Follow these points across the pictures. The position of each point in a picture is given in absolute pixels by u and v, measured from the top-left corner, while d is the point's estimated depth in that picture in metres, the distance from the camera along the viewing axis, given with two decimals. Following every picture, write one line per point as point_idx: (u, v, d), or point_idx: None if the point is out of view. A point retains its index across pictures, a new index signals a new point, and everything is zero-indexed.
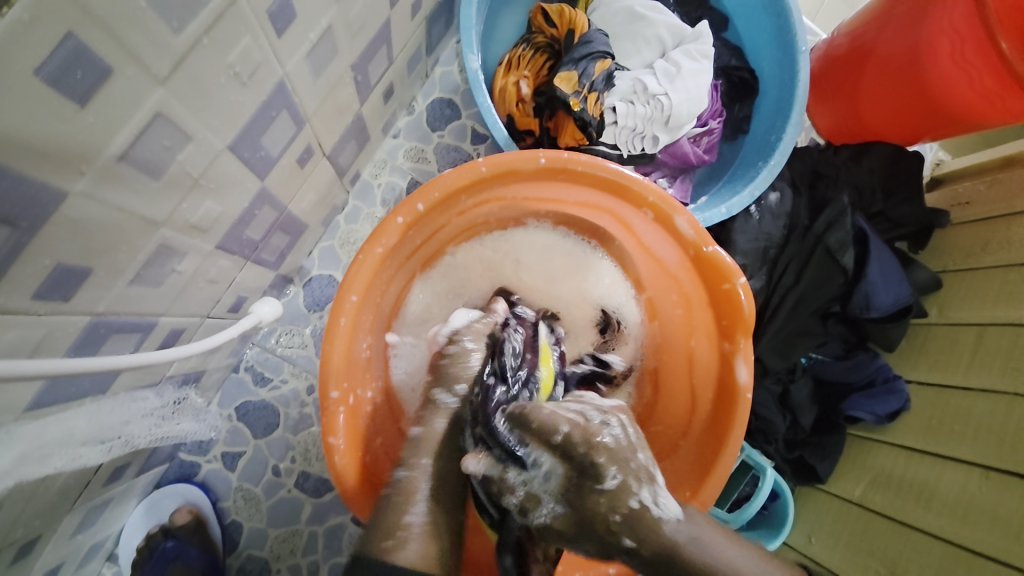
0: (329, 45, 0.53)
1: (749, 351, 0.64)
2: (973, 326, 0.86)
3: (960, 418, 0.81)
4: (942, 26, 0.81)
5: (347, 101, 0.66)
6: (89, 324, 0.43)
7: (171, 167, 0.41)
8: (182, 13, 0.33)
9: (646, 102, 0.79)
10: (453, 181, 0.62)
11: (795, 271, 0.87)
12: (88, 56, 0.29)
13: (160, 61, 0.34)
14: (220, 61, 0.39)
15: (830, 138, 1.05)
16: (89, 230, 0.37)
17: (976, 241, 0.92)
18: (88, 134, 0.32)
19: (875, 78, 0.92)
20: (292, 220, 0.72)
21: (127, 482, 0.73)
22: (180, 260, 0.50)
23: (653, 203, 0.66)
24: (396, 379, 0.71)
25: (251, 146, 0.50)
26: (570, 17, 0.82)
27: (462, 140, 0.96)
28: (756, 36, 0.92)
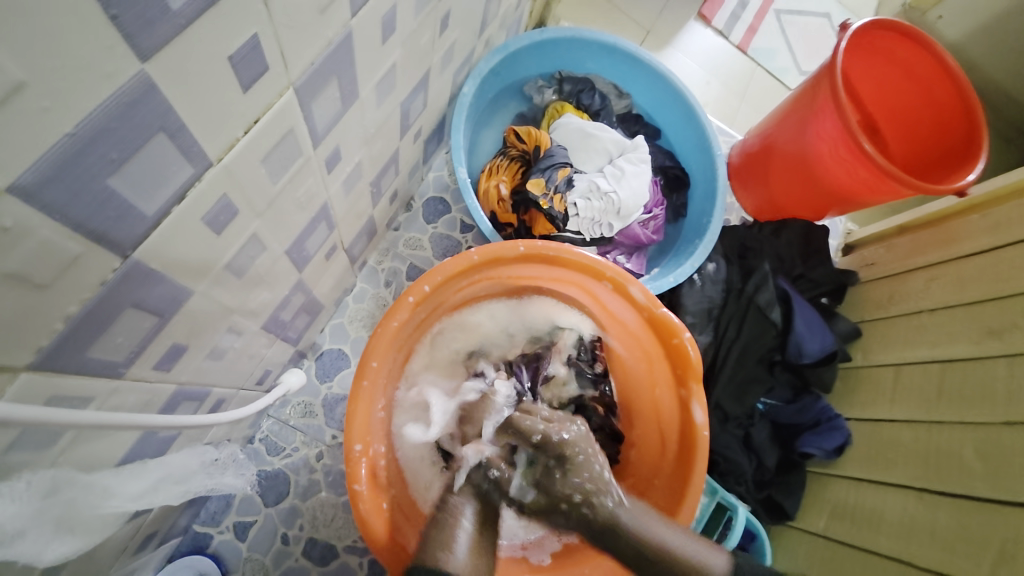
0: (358, 172, 0.70)
1: (700, 394, 0.78)
2: (890, 366, 1.03)
3: (891, 446, 0.95)
4: (822, 133, 1.06)
5: (363, 207, 0.83)
6: (174, 393, 0.54)
7: (250, 269, 0.55)
8: (279, 171, 0.49)
9: (600, 198, 0.99)
10: (452, 268, 0.78)
11: (736, 326, 1.04)
12: (229, 205, 0.44)
13: (260, 201, 0.49)
14: (293, 194, 0.55)
15: (755, 216, 1.27)
16: (196, 320, 0.50)
17: (883, 294, 1.12)
18: (215, 252, 0.46)
19: (783, 169, 1.16)
20: (314, 302, 0.86)
21: (149, 553, 0.78)
22: (237, 338, 0.63)
23: (612, 277, 0.82)
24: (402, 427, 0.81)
25: (298, 249, 0.65)
26: (536, 137, 1.04)
27: (453, 230, 1.14)
28: (684, 143, 1.17)
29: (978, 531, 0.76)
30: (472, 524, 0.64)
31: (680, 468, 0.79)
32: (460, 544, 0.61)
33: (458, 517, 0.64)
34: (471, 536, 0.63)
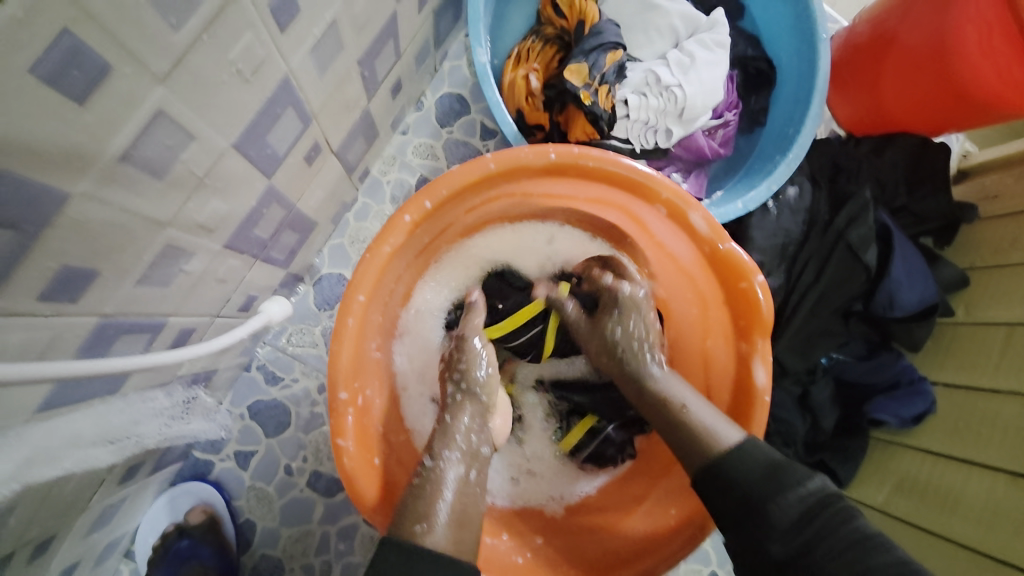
0: (334, 40, 0.52)
1: (767, 352, 0.62)
2: (1001, 326, 0.82)
3: (987, 421, 0.78)
4: (968, 13, 0.76)
5: (354, 97, 0.65)
6: (97, 326, 0.44)
7: (175, 167, 0.41)
8: (181, 10, 0.33)
9: (659, 94, 0.77)
10: (461, 178, 0.61)
11: (815, 268, 0.84)
12: (85, 55, 0.29)
13: (159, 60, 0.33)
14: (222, 57, 0.38)
15: (852, 129, 1.00)
16: (93, 233, 0.37)
17: (1004, 237, 0.88)
18: (85, 134, 0.32)
19: (899, 68, 0.87)
20: (301, 218, 0.72)
21: (142, 480, 0.74)
22: (188, 260, 0.50)
23: (667, 199, 0.64)
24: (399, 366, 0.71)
25: (256, 145, 0.50)
26: (580, 8, 0.80)
27: (472, 136, 0.94)
28: (773, 24, 0.89)
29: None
30: (457, 485, 0.56)
31: None
32: (441, 511, 0.52)
33: (443, 479, 0.56)
34: (454, 497, 0.55)
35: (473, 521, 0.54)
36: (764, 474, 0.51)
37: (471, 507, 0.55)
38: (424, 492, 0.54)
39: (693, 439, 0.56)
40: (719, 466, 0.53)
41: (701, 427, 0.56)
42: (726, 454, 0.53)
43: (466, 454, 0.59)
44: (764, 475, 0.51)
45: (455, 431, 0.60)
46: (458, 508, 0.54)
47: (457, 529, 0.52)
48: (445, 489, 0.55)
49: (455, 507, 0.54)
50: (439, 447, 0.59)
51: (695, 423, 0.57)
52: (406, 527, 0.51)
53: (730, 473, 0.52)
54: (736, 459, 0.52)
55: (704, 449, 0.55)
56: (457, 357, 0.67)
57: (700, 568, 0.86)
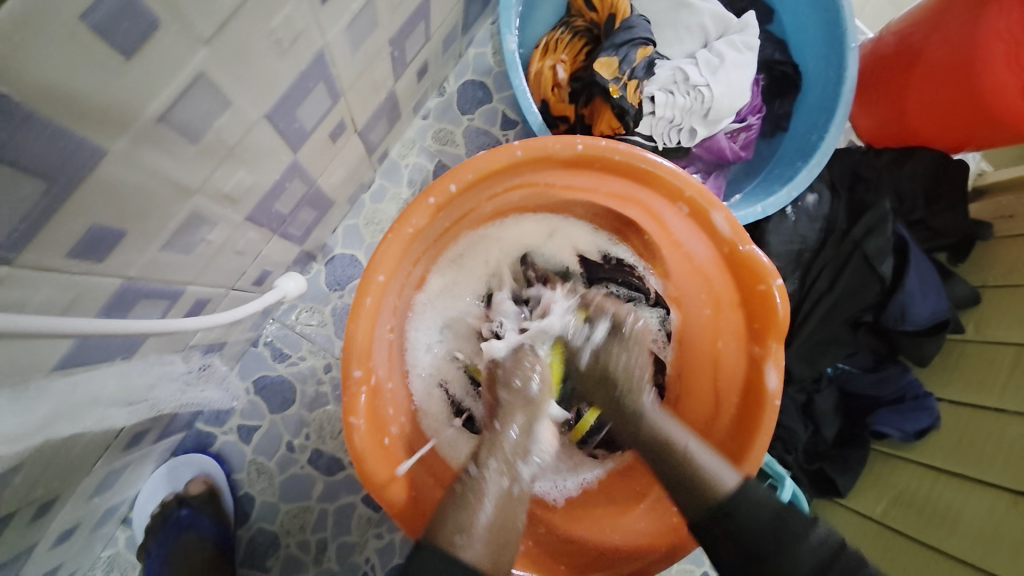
0: (370, 16, 0.51)
1: (780, 356, 0.62)
2: (1011, 346, 0.82)
3: (991, 439, 0.78)
4: (998, 28, 0.77)
5: (382, 77, 0.64)
6: (119, 289, 0.43)
7: (208, 133, 0.40)
8: None
9: (686, 92, 0.77)
10: (487, 164, 0.61)
11: (830, 276, 0.84)
12: (136, 10, 0.29)
13: (204, 21, 0.33)
14: (264, 25, 0.38)
15: (870, 141, 1.00)
16: (124, 193, 0.37)
17: (1020, 257, 0.88)
18: (127, 92, 0.32)
19: (924, 81, 0.87)
20: (320, 196, 0.71)
21: (145, 448, 0.74)
22: (210, 229, 0.50)
23: (690, 198, 0.63)
24: (412, 348, 0.70)
25: (286, 118, 0.49)
26: (612, 2, 0.79)
27: (493, 125, 0.94)
28: (802, 30, 0.88)
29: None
30: (497, 498, 0.58)
31: (735, 437, 0.65)
32: (481, 524, 0.55)
33: (482, 489, 0.58)
34: (493, 507, 0.57)
35: (510, 531, 0.58)
36: (774, 538, 0.53)
37: (510, 521, 0.58)
38: (466, 500, 0.57)
39: (699, 481, 0.57)
40: (732, 508, 0.55)
41: (707, 471, 0.57)
42: (731, 496, 0.56)
43: (511, 467, 0.61)
44: (773, 520, 0.54)
45: (505, 443, 0.62)
46: (496, 518, 0.57)
47: (493, 545, 0.55)
48: (489, 491, 0.58)
49: (493, 516, 0.57)
50: (483, 455, 0.61)
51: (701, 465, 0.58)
52: (445, 537, 0.54)
53: (740, 521, 0.55)
54: (744, 501, 0.55)
55: (705, 493, 0.56)
56: (512, 370, 0.68)
57: (693, 567, 0.87)
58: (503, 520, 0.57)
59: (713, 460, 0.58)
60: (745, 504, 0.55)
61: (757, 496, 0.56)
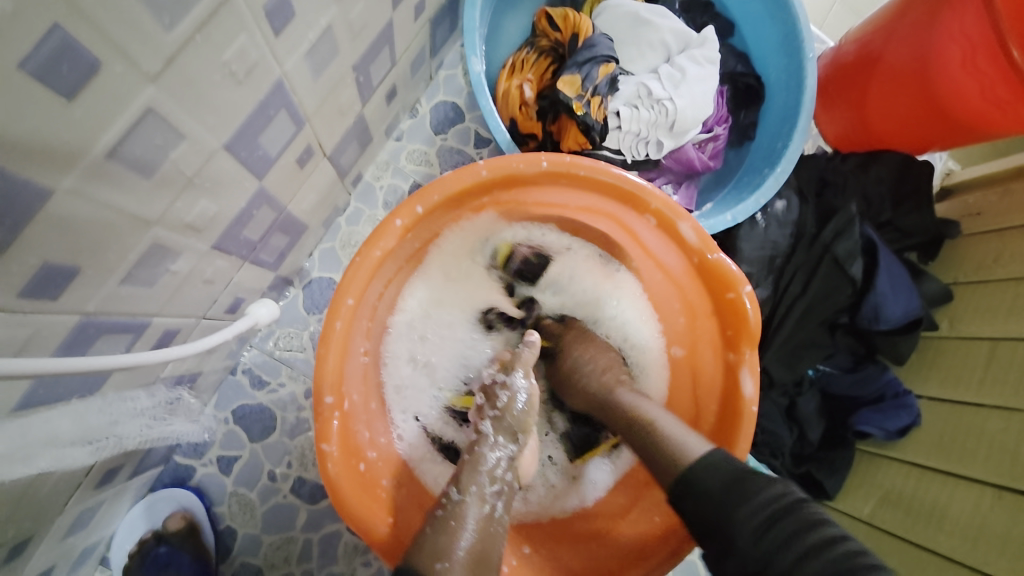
0: (329, 45, 0.52)
1: (754, 362, 0.62)
2: (985, 340, 0.84)
3: (973, 435, 0.79)
4: (952, 32, 0.78)
5: (348, 103, 0.65)
6: (77, 324, 0.43)
7: (164, 165, 0.41)
8: (174, 10, 0.33)
9: (651, 106, 0.78)
10: (454, 185, 0.61)
11: (803, 280, 0.85)
12: (76, 51, 0.29)
13: (151, 58, 0.34)
14: (215, 58, 0.38)
15: (837, 146, 1.03)
16: (77, 229, 0.37)
17: (988, 252, 0.90)
18: (74, 131, 0.32)
19: (885, 86, 0.89)
20: (292, 222, 0.72)
21: (120, 484, 0.72)
22: (174, 260, 0.50)
23: (657, 210, 0.64)
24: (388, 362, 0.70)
25: (248, 146, 0.50)
26: (575, 21, 0.81)
27: (466, 144, 0.95)
28: (763, 42, 0.91)
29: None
30: (477, 527, 0.54)
31: None
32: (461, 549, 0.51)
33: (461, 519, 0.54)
34: (476, 530, 0.53)
35: (489, 561, 0.52)
36: (726, 482, 0.50)
37: (491, 549, 0.53)
38: (446, 531, 0.52)
39: (657, 446, 0.56)
40: (688, 479, 0.52)
41: (669, 441, 0.56)
42: (689, 464, 0.53)
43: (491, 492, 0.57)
44: (727, 482, 0.50)
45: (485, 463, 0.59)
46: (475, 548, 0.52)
47: (473, 572, 0.50)
48: (468, 519, 0.54)
49: (475, 540, 0.53)
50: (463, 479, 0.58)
51: (662, 436, 0.57)
52: (425, 566, 0.49)
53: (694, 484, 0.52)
54: (703, 466, 0.52)
55: (666, 462, 0.55)
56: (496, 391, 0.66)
57: None
58: (483, 546, 0.53)
59: (682, 432, 0.56)
60: (701, 467, 0.52)
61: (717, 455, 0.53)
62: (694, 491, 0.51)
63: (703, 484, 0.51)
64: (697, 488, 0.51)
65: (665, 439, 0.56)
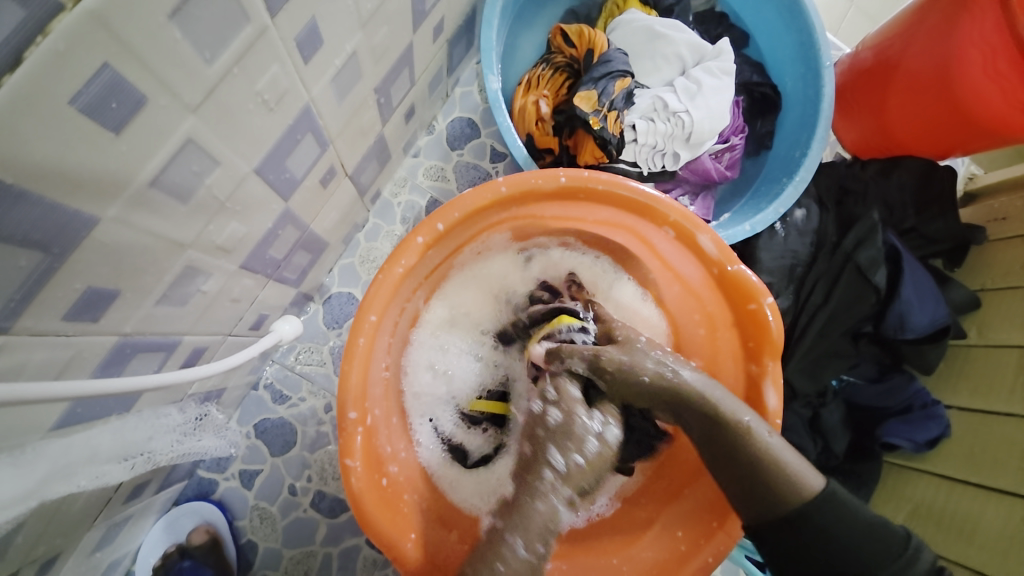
0: (354, 69, 0.54)
1: (778, 374, 0.62)
2: (1015, 348, 0.81)
3: (1005, 445, 0.76)
4: (971, 37, 0.78)
5: (369, 123, 0.67)
6: (115, 345, 0.44)
7: (199, 191, 0.42)
8: (214, 45, 0.34)
9: (666, 119, 0.79)
10: (472, 202, 0.62)
11: (824, 289, 0.84)
12: (123, 88, 0.30)
13: (192, 91, 0.35)
14: (250, 88, 0.40)
15: (856, 152, 1.02)
16: (118, 254, 0.38)
17: (1014, 258, 0.87)
18: (120, 162, 0.33)
19: (903, 92, 0.88)
20: (314, 239, 0.73)
21: (146, 499, 0.73)
22: (205, 280, 0.51)
23: (675, 222, 0.64)
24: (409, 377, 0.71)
25: (276, 169, 0.51)
26: (589, 38, 0.82)
27: (482, 159, 0.96)
28: (778, 51, 0.91)
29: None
30: (525, 548, 0.56)
31: None
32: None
33: (500, 549, 0.56)
34: (512, 573, 0.54)
35: None
36: (863, 530, 0.52)
37: (537, 569, 0.56)
38: (492, 560, 0.55)
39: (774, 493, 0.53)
40: (817, 515, 0.52)
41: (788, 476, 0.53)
42: (815, 500, 0.52)
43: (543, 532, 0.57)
44: (864, 530, 0.52)
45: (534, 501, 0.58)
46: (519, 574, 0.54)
47: None
48: (518, 549, 0.55)
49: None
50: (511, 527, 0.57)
51: (787, 470, 0.53)
52: None
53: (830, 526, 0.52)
54: (829, 509, 0.52)
55: (786, 500, 0.53)
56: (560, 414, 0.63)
57: None
58: (525, 568, 0.55)
59: (796, 461, 0.54)
60: (832, 511, 0.52)
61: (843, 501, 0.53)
62: (829, 535, 0.51)
63: (829, 523, 0.52)
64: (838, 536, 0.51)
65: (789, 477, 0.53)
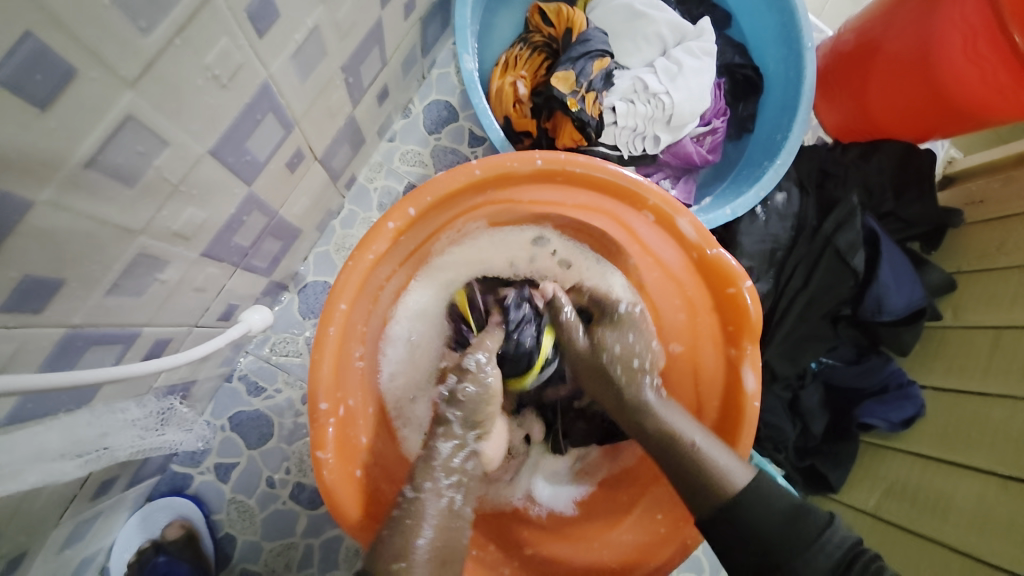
0: (317, 45, 0.51)
1: (756, 357, 0.61)
2: (989, 329, 0.83)
3: (978, 424, 0.78)
4: (953, 18, 0.77)
5: (338, 104, 0.64)
6: (65, 337, 0.42)
7: (147, 173, 0.40)
8: (150, 13, 0.32)
9: (647, 101, 0.77)
10: (446, 185, 0.60)
11: (804, 273, 0.84)
12: (47, 58, 0.28)
13: (128, 63, 0.33)
14: (197, 62, 0.38)
15: (837, 136, 1.01)
16: (58, 240, 0.36)
17: (990, 241, 0.89)
18: (50, 140, 0.31)
19: (885, 74, 0.88)
20: (285, 226, 0.71)
21: (117, 495, 0.71)
22: (163, 269, 0.49)
23: (655, 205, 0.63)
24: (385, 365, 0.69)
25: (235, 151, 0.48)
26: (567, 17, 0.80)
27: (460, 143, 0.94)
28: (760, 32, 0.89)
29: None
30: (439, 519, 0.56)
31: None
32: (419, 548, 0.52)
33: (421, 513, 0.55)
34: (434, 533, 0.54)
35: (456, 554, 0.55)
36: (783, 519, 0.52)
37: (455, 542, 0.55)
38: (404, 528, 0.53)
39: (703, 484, 0.55)
40: (737, 507, 0.53)
41: (716, 467, 0.55)
42: (738, 495, 0.54)
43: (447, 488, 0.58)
44: (784, 519, 0.52)
45: (436, 467, 0.59)
46: (437, 545, 0.54)
47: (438, 567, 0.52)
48: (429, 515, 0.55)
49: (436, 542, 0.54)
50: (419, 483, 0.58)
51: (712, 463, 0.55)
52: (386, 566, 0.51)
53: (748, 522, 0.53)
54: (756, 500, 0.53)
55: (713, 492, 0.54)
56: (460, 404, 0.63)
57: None
58: (450, 540, 0.55)
59: (724, 458, 0.55)
60: (755, 503, 0.53)
61: (768, 487, 0.54)
62: (754, 532, 0.52)
63: (755, 516, 0.52)
64: (744, 520, 0.53)
65: (712, 471, 0.55)
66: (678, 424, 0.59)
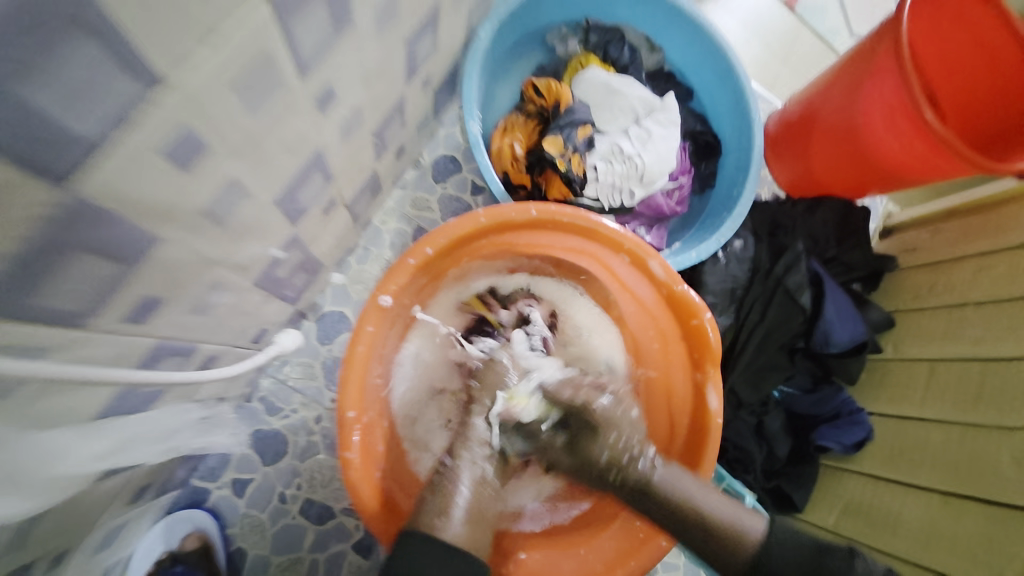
0: (357, 118, 0.64)
1: (718, 380, 0.73)
2: (924, 361, 0.95)
3: (918, 447, 0.89)
4: (874, 97, 0.93)
5: (366, 160, 0.77)
6: (150, 347, 0.51)
7: (232, 218, 0.51)
8: (258, 106, 0.44)
9: (622, 162, 0.91)
10: (458, 230, 0.72)
11: (760, 309, 0.97)
12: (194, 140, 0.40)
13: (238, 140, 0.44)
14: (279, 136, 0.49)
15: (789, 191, 1.17)
16: (167, 268, 0.46)
17: (922, 284, 1.03)
18: (181, 195, 0.42)
19: (826, 140, 1.04)
20: (312, 261, 0.81)
21: (144, 504, 0.77)
22: (224, 294, 0.59)
23: (630, 249, 0.76)
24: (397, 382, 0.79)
25: (290, 199, 0.60)
26: (557, 91, 0.96)
27: (463, 192, 1.08)
28: (718, 105, 1.06)
29: (990, 542, 0.71)
30: (470, 489, 0.68)
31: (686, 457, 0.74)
32: (456, 509, 0.65)
33: (456, 474, 0.69)
34: (467, 493, 0.67)
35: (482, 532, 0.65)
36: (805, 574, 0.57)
37: (481, 506, 0.68)
38: (441, 486, 0.67)
39: (721, 543, 0.60)
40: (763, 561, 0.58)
41: (730, 530, 0.60)
42: (758, 549, 0.59)
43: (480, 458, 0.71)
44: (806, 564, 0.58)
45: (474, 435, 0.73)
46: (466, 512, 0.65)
47: (468, 529, 0.64)
48: (461, 488, 0.67)
49: (467, 504, 0.66)
50: (453, 453, 0.72)
51: (717, 516, 0.61)
52: (424, 520, 0.63)
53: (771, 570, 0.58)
54: (775, 549, 0.59)
55: (733, 548, 0.59)
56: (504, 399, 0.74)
57: None
58: (478, 505, 0.67)
59: (731, 510, 0.61)
60: (773, 551, 0.59)
61: (781, 545, 0.59)
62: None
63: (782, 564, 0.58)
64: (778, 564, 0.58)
65: (723, 524, 0.60)
66: (684, 487, 0.63)
